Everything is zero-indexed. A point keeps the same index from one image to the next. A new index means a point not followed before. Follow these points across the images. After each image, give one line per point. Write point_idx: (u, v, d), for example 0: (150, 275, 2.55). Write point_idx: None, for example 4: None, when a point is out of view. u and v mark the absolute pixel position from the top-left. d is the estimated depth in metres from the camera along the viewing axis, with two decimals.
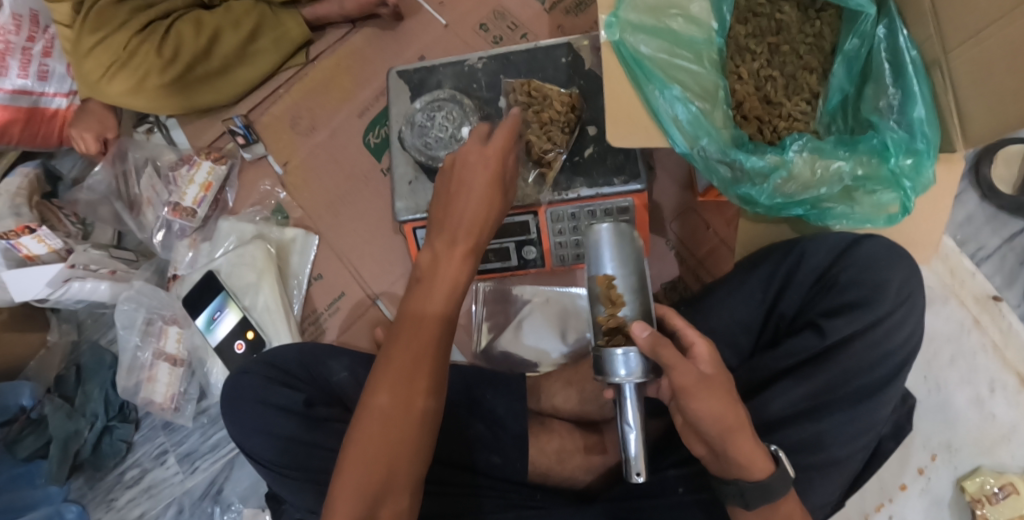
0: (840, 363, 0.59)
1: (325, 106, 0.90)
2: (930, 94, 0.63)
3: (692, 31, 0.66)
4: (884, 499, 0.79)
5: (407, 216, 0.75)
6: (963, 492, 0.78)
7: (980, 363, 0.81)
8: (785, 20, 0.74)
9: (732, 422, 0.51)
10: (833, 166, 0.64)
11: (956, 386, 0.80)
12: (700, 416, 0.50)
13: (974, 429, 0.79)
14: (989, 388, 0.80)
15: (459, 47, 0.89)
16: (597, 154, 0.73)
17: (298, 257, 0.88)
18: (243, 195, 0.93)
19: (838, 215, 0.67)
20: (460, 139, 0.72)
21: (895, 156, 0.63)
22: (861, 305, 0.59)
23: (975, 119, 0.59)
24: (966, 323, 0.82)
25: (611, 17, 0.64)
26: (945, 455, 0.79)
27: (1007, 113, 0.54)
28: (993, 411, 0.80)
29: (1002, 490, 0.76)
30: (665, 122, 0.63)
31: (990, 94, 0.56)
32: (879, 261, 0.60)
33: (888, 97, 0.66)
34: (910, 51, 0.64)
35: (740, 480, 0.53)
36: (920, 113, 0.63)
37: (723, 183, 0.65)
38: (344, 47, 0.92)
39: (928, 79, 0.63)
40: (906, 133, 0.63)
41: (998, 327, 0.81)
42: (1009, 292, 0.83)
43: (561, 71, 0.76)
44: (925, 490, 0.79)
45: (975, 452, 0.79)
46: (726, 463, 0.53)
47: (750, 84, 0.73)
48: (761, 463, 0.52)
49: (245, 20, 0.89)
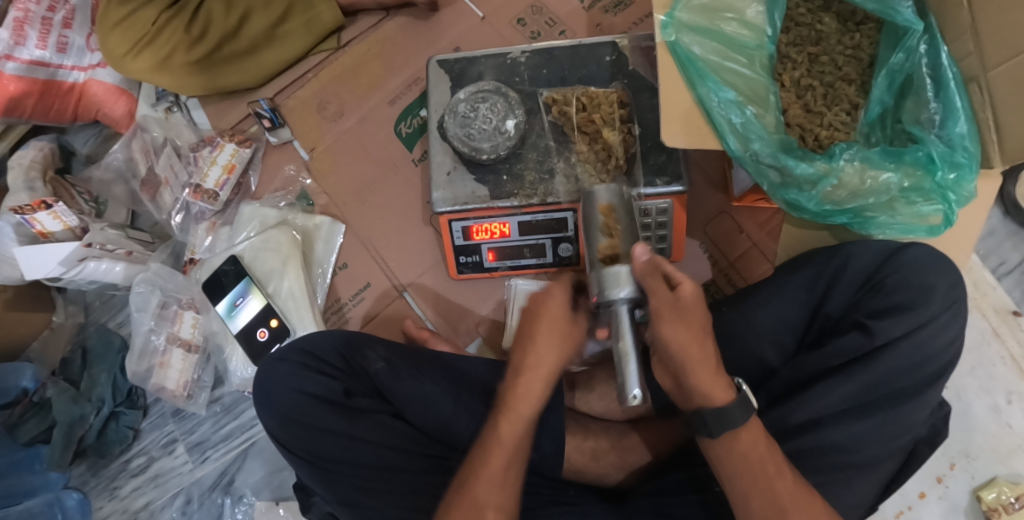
0: (886, 363, 0.59)
1: (355, 92, 0.89)
2: (970, 110, 0.63)
3: (745, 35, 0.66)
4: (904, 506, 0.83)
5: (444, 208, 0.73)
6: (980, 501, 0.81)
7: (999, 372, 0.84)
8: (825, 30, 0.73)
9: (696, 354, 0.54)
10: (881, 176, 0.64)
11: (975, 393, 0.84)
12: (668, 341, 0.54)
13: (992, 437, 0.83)
14: (1006, 398, 0.84)
15: (496, 40, 0.88)
16: (640, 153, 0.72)
17: (322, 244, 0.86)
18: (266, 179, 0.91)
19: (881, 224, 0.67)
20: (504, 132, 0.72)
21: (939, 169, 0.64)
22: (909, 307, 0.60)
23: (1015, 136, 0.60)
24: (986, 334, 0.85)
25: (666, 17, 0.65)
26: (962, 463, 0.83)
27: None
28: (1009, 421, 0.83)
29: (1017, 500, 0.80)
30: (719, 125, 0.63)
31: None
32: (925, 264, 0.61)
33: (929, 112, 0.65)
34: (950, 68, 0.64)
35: (703, 409, 0.56)
36: (962, 129, 0.63)
37: (771, 187, 0.66)
38: (377, 34, 0.90)
39: (967, 95, 0.64)
40: (946, 147, 0.64)
41: (1017, 339, 0.85)
42: None
43: (604, 68, 0.76)
44: (943, 498, 0.82)
45: (991, 461, 0.82)
46: (689, 394, 0.56)
47: (792, 93, 0.72)
48: (719, 392, 0.55)
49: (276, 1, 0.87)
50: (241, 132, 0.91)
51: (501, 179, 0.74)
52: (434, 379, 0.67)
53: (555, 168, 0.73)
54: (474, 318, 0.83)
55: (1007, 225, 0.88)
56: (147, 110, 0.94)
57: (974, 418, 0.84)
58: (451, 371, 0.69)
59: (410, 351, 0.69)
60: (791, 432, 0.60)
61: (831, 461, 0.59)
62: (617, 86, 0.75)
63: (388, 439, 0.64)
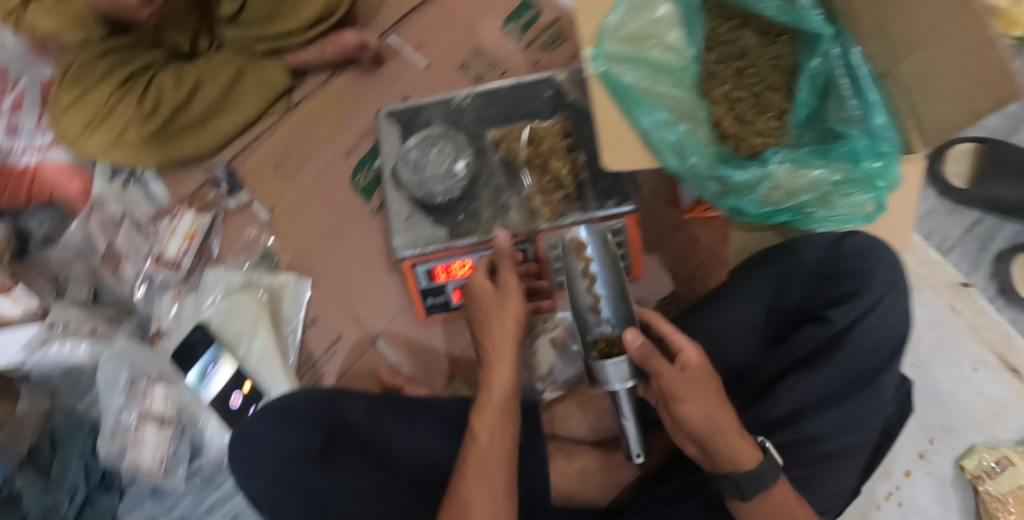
0: (847, 351, 0.61)
1: (311, 148, 0.91)
2: (887, 102, 0.67)
3: (670, 58, 0.72)
4: (892, 486, 0.85)
5: (406, 252, 0.74)
6: (964, 471, 0.83)
7: (963, 344, 0.88)
8: (747, 45, 0.76)
9: (720, 420, 0.55)
10: (811, 174, 0.68)
11: (942, 367, 0.87)
12: (687, 417, 0.55)
13: (968, 410, 0.86)
14: (972, 367, 0.87)
15: (441, 85, 0.91)
16: (589, 180, 0.76)
17: (290, 302, 0.86)
18: (228, 243, 0.91)
19: (821, 219, 0.71)
20: (457, 173, 0.74)
21: (865, 160, 0.67)
22: (857, 294, 0.63)
23: (931, 120, 0.62)
24: (944, 309, 0.89)
25: (593, 50, 0.68)
26: (942, 437, 0.86)
27: (960, 113, 0.58)
28: (982, 389, 0.86)
29: (999, 464, 0.81)
30: (655, 146, 0.67)
31: (952, 95, 0.58)
32: (868, 248, 0.64)
33: (850, 108, 0.70)
34: (863, 66, 0.69)
35: (733, 472, 0.56)
36: (882, 119, 0.66)
37: (713, 195, 0.70)
38: (328, 90, 0.92)
39: (883, 88, 0.67)
40: (870, 139, 0.67)
41: (972, 309, 0.89)
42: (975, 277, 0.90)
43: (545, 104, 0.79)
44: (929, 474, 0.85)
45: (970, 431, 0.85)
46: (717, 462, 0.56)
47: (722, 107, 0.75)
48: (748, 455, 0.55)
49: (225, 69, 0.89)
50: (203, 198, 0.91)
51: (457, 220, 0.75)
52: (413, 423, 0.69)
53: (509, 204, 0.76)
54: (450, 357, 0.84)
55: (945, 205, 0.92)
56: (104, 186, 0.93)
57: (948, 392, 0.87)
58: (433, 413, 0.70)
59: (386, 398, 0.71)
60: (771, 427, 0.61)
61: (812, 453, 0.60)
62: (557, 120, 0.78)
63: (371, 486, 0.64)
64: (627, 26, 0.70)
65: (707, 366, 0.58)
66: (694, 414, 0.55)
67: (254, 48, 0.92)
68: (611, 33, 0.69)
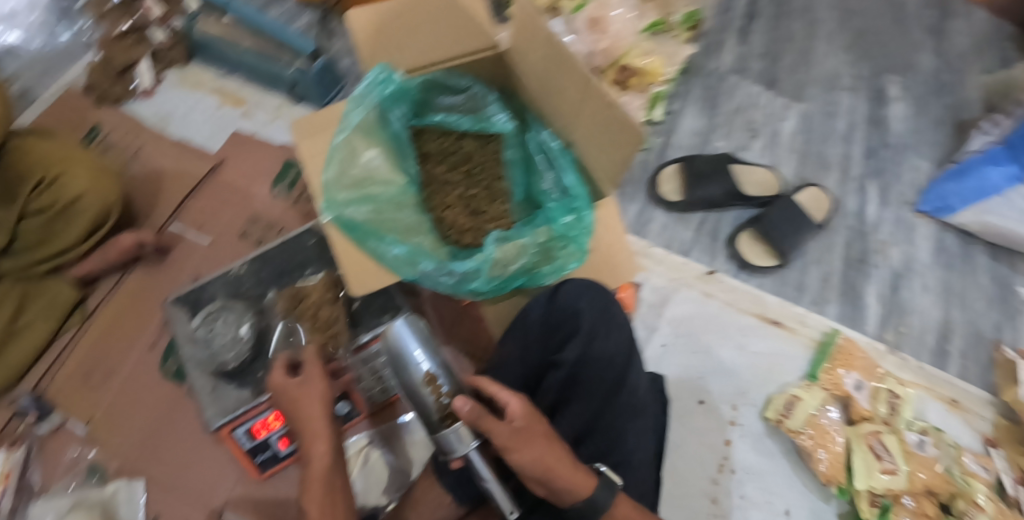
0: (585, 376, 0.86)
1: (116, 351, 0.97)
2: (575, 160, 0.89)
3: (389, 191, 0.91)
4: (721, 458, 1.14)
5: (219, 421, 0.81)
6: (769, 419, 1.16)
7: (724, 318, 1.23)
8: (466, 151, 0.98)
9: (549, 462, 0.71)
10: (519, 245, 0.87)
11: (721, 346, 1.21)
12: (522, 463, 0.71)
13: (754, 369, 1.20)
14: (744, 335, 1.22)
15: (224, 255, 1.07)
16: (362, 304, 0.88)
17: (126, 507, 0.87)
18: (48, 471, 0.90)
19: (548, 274, 0.89)
20: (242, 338, 0.82)
21: (562, 218, 0.89)
22: (569, 333, 0.88)
23: (603, 170, 0.83)
24: (702, 297, 1.24)
25: (325, 203, 0.83)
26: (744, 402, 1.18)
27: (613, 156, 0.80)
28: (756, 348, 1.22)
29: (791, 405, 1.15)
30: (391, 264, 0.84)
31: (608, 144, 0.79)
32: (580, 293, 0.87)
33: (550, 179, 0.93)
34: (553, 144, 0.92)
35: (575, 499, 0.73)
36: (570, 180, 0.88)
37: (452, 286, 0.86)
38: (118, 292, 1.02)
39: (570, 155, 0.90)
40: (565, 198, 0.91)
41: (723, 289, 1.25)
42: (718, 265, 1.27)
43: (313, 250, 0.91)
44: (745, 434, 1.16)
45: (762, 386, 1.19)
46: (562, 494, 0.73)
47: (456, 207, 0.95)
48: (582, 481, 0.73)
49: (9, 298, 0.95)
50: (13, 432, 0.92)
51: (257, 377, 0.82)
52: None
53: None
54: (293, 498, 0.88)
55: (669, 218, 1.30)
56: None
57: (723, 364, 1.20)
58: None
59: None
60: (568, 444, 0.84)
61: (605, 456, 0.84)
62: (318, 277, 0.89)
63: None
64: (348, 173, 0.87)
65: (528, 410, 0.72)
66: (526, 457, 0.70)
67: (33, 271, 0.99)
68: (335, 184, 0.85)
